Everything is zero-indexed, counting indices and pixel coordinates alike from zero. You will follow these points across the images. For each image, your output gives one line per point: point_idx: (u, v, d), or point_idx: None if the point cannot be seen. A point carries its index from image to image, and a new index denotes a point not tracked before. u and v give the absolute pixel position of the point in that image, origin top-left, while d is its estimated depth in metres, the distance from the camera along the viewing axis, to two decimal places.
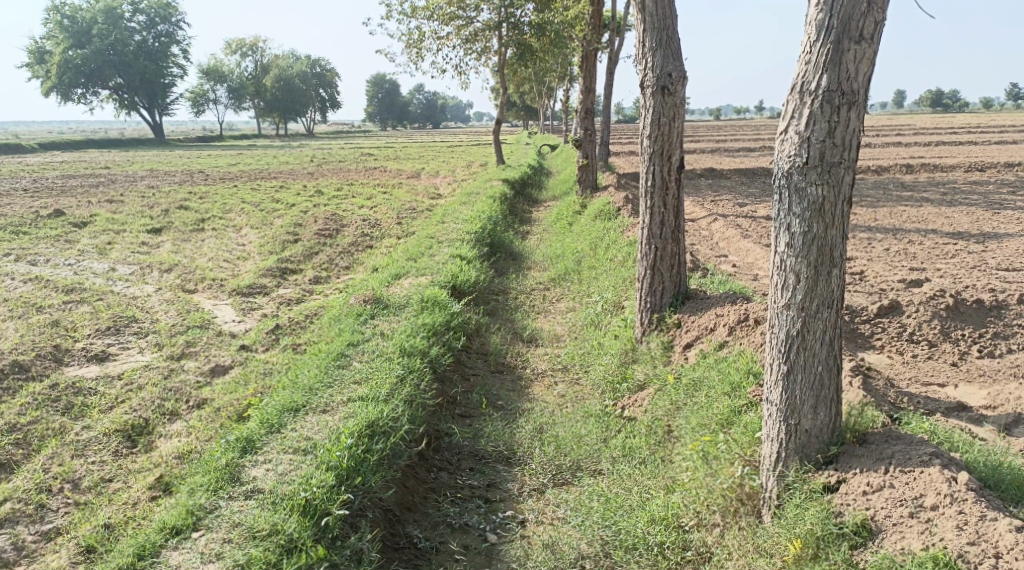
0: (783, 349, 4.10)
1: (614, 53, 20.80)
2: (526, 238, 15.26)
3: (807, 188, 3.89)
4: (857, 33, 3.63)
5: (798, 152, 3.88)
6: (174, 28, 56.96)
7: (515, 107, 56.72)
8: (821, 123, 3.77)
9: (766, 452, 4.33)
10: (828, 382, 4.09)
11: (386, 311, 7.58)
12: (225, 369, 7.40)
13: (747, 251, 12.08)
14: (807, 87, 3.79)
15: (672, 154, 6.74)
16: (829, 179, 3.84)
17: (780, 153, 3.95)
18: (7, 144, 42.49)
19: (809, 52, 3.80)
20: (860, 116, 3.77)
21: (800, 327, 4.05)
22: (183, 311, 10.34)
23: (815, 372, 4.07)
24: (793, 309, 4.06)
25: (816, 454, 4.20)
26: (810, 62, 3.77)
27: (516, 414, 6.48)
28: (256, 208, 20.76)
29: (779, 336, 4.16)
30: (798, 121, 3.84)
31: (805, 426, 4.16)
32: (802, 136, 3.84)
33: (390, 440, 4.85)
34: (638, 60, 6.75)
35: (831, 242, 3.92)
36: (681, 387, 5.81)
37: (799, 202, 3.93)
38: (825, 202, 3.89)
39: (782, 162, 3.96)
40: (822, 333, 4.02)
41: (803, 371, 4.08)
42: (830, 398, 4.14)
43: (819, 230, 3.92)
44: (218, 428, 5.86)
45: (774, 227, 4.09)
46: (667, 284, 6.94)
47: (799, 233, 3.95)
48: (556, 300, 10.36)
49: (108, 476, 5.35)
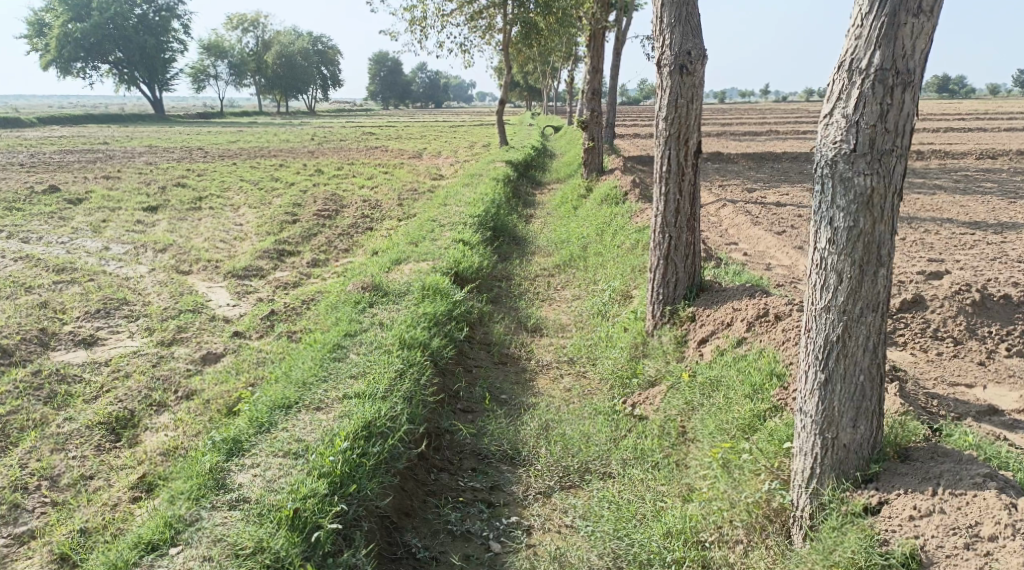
0: (821, 356, 3.82)
1: (622, 32, 20.31)
2: (530, 221, 14.91)
3: (853, 178, 3.61)
4: (916, 5, 3.37)
5: (845, 138, 3.61)
6: (175, 2, 56.17)
7: (519, 88, 56.11)
8: (872, 105, 3.51)
9: (799, 468, 4.04)
10: (869, 392, 3.81)
11: (386, 300, 7.24)
12: (216, 357, 7.09)
13: (758, 238, 11.73)
14: (857, 65, 3.52)
15: (690, 137, 6.36)
16: (879, 168, 3.57)
17: (824, 139, 3.68)
18: (6, 118, 41.98)
19: (858, 28, 3.54)
20: (915, 98, 3.51)
21: (841, 332, 3.77)
22: (176, 294, 10.01)
23: (856, 380, 3.79)
24: (833, 312, 3.77)
25: (853, 472, 3.92)
26: (861, 39, 3.50)
27: (520, 410, 6.17)
28: (254, 187, 20.37)
29: (815, 340, 3.88)
30: (846, 103, 3.57)
31: (843, 440, 3.88)
32: (849, 120, 3.57)
33: (388, 442, 4.54)
34: (655, 37, 6.37)
35: (878, 239, 3.64)
36: (697, 385, 5.50)
37: (844, 194, 3.65)
38: (873, 194, 3.61)
39: (825, 149, 3.69)
40: (865, 339, 3.74)
41: (843, 379, 3.80)
42: (870, 410, 3.85)
43: (865, 226, 3.64)
44: (206, 423, 5.55)
45: (814, 222, 3.81)
46: (682, 275, 6.61)
47: (843, 228, 3.67)
48: (561, 287, 10.03)
49: (89, 473, 5.06)
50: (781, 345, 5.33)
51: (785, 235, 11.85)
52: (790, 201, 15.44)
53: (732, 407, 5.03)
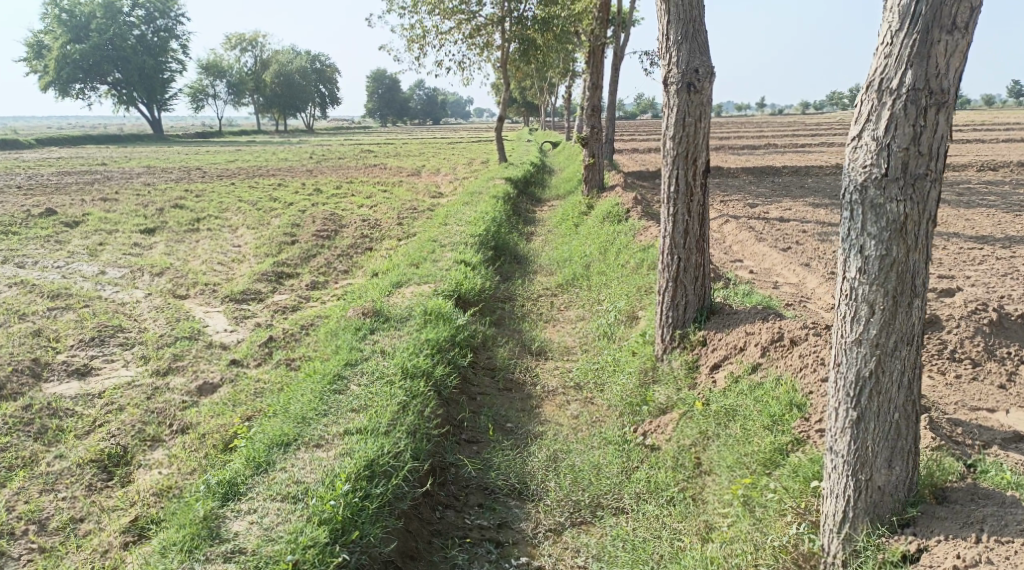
0: (854, 393, 3.75)
1: (620, 48, 20.25)
2: (531, 239, 14.74)
3: (885, 205, 3.54)
4: (950, 21, 3.29)
5: (875, 162, 3.53)
6: (174, 23, 56.28)
7: (516, 104, 56.20)
8: (905, 127, 3.44)
9: (830, 511, 3.94)
10: (904, 428, 3.73)
11: (387, 325, 7.04)
12: (213, 387, 6.89)
13: (763, 255, 11.56)
14: (888, 85, 3.44)
15: (698, 156, 6.21)
16: (913, 195, 3.50)
17: (853, 164, 3.60)
18: (5, 140, 41.91)
19: (887, 47, 3.46)
20: (949, 119, 3.43)
21: (874, 366, 3.70)
22: (173, 320, 9.81)
23: (891, 415, 3.71)
24: (866, 345, 3.70)
25: (889, 515, 3.82)
26: (892, 58, 3.42)
27: (527, 439, 5.97)
28: (253, 207, 20.21)
29: (847, 373, 3.79)
30: (876, 125, 3.50)
31: (878, 481, 3.78)
32: (880, 144, 3.50)
33: (392, 483, 4.34)
34: (661, 54, 6.23)
35: (912, 268, 3.58)
36: (712, 414, 5.30)
37: (875, 221, 3.58)
38: (906, 221, 3.54)
39: (855, 175, 3.61)
40: (900, 373, 3.67)
41: (878, 414, 3.72)
42: (906, 447, 3.77)
43: (899, 254, 3.57)
44: (201, 460, 5.34)
45: (843, 251, 3.74)
46: (692, 298, 6.42)
47: (875, 257, 3.61)
48: (565, 307, 9.84)
49: (79, 516, 4.87)
50: (799, 373, 5.14)
51: (790, 251, 11.68)
52: (793, 216, 15.29)
53: (750, 439, 4.86)
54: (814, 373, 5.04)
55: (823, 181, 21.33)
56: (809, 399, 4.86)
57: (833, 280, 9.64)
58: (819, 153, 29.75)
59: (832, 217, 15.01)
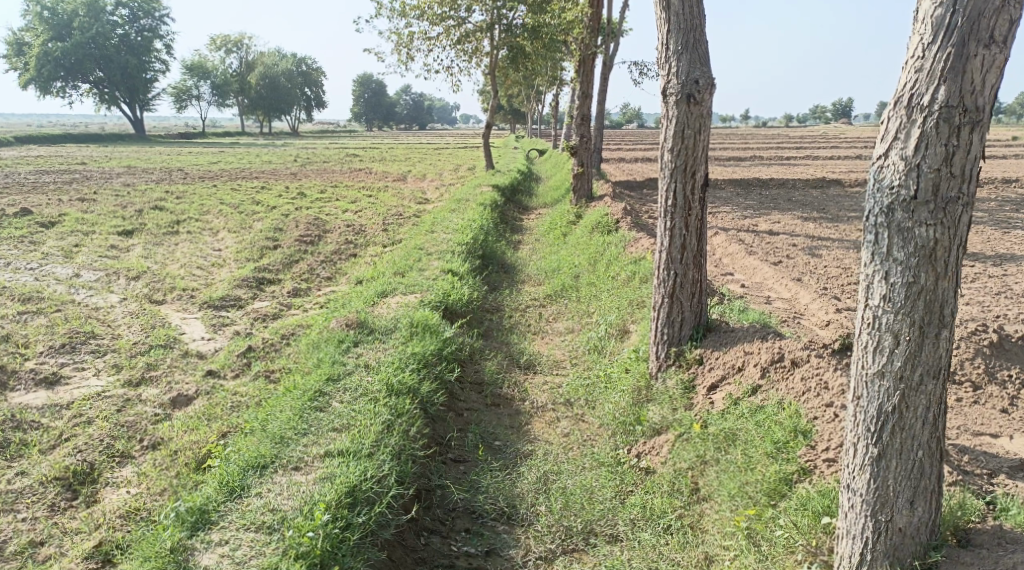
0: (874, 429, 3.59)
1: (610, 58, 20.13)
2: (518, 248, 14.53)
3: (914, 229, 3.38)
4: (987, 34, 3.14)
5: (904, 184, 3.38)
6: (158, 23, 55.63)
7: (503, 111, 56.07)
8: (937, 146, 3.28)
9: (845, 553, 3.77)
10: (928, 467, 3.57)
11: (371, 338, 6.76)
12: (187, 400, 6.60)
13: (754, 269, 11.41)
14: (918, 101, 3.29)
15: (697, 169, 6.02)
16: (943, 219, 3.34)
17: (879, 185, 3.45)
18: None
19: (918, 61, 3.31)
20: (983, 138, 3.27)
21: (897, 402, 3.54)
22: (148, 327, 9.47)
23: (914, 452, 3.55)
24: (890, 378, 3.53)
25: (910, 558, 3.65)
26: (923, 73, 3.26)
27: (516, 460, 5.72)
28: (235, 210, 19.85)
29: (868, 407, 3.63)
30: (905, 143, 3.34)
31: (900, 523, 3.61)
32: (909, 164, 3.34)
33: (375, 511, 4.09)
34: (660, 64, 6.04)
35: (941, 296, 3.42)
36: (710, 438, 5.09)
37: (902, 245, 3.43)
38: (936, 247, 3.38)
39: (882, 195, 3.45)
40: (925, 408, 3.51)
41: (902, 451, 3.56)
42: (929, 487, 3.61)
43: (927, 282, 3.41)
44: (171, 480, 5.05)
45: (867, 278, 3.58)
46: (687, 314, 6.22)
47: (901, 284, 3.45)
48: (553, 319, 9.62)
49: (39, 539, 4.57)
50: (801, 398, 4.95)
51: (782, 265, 11.54)
52: (782, 229, 15.19)
53: (753, 467, 4.64)
54: (818, 398, 4.85)
55: (810, 195, 21.32)
56: (814, 425, 4.67)
57: (826, 296, 9.49)
58: (803, 166, 29.88)
59: (821, 230, 14.94)
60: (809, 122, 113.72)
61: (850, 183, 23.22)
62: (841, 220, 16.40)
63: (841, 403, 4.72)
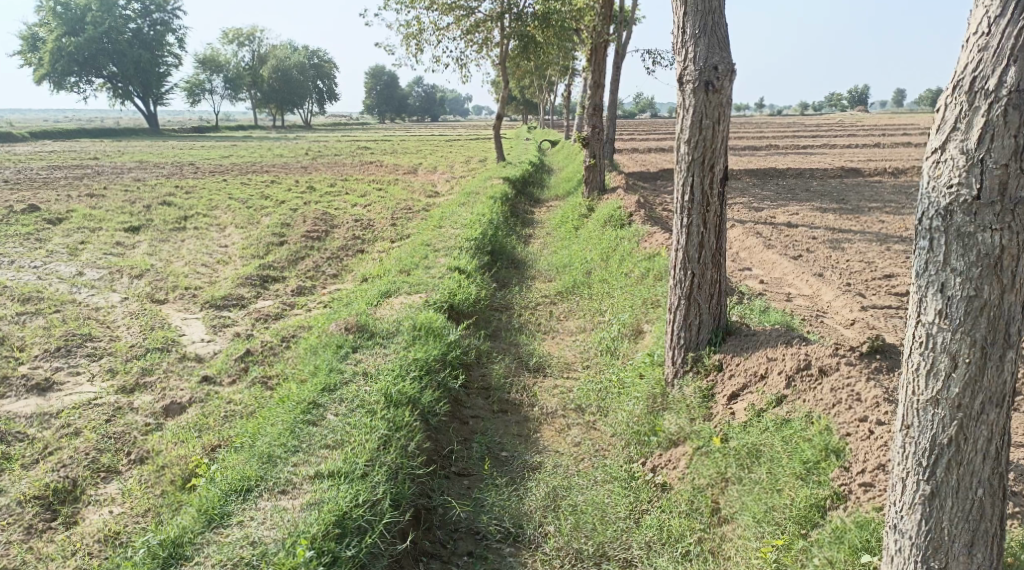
0: (928, 463, 3.31)
1: (622, 47, 19.69)
2: (529, 242, 14.17)
3: (976, 235, 3.08)
4: None
5: (965, 182, 3.07)
6: (170, 16, 55.50)
7: (515, 102, 55.48)
8: (1004, 139, 2.97)
9: None
10: (988, 507, 3.29)
11: (371, 343, 6.42)
12: (180, 408, 6.32)
13: (773, 263, 11.01)
14: (982, 86, 2.97)
15: (716, 162, 5.63)
16: (1009, 223, 3.03)
17: (936, 183, 3.15)
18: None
19: (983, 39, 2.99)
20: None
21: (955, 433, 3.25)
22: (147, 328, 9.19)
23: (971, 489, 3.27)
24: (946, 406, 3.24)
25: None
26: (989, 53, 2.95)
27: (524, 473, 5.39)
28: (243, 205, 19.60)
29: (919, 437, 3.35)
30: (966, 135, 3.04)
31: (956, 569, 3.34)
32: (972, 158, 3.03)
33: (365, 542, 3.79)
34: (676, 50, 5.64)
35: (1005, 313, 3.11)
36: (731, 454, 4.72)
37: (962, 255, 3.13)
38: (1001, 256, 3.07)
39: (938, 195, 3.15)
40: (986, 439, 3.22)
41: (958, 490, 3.28)
42: (989, 530, 3.32)
43: (991, 297, 3.10)
44: (156, 500, 4.77)
45: (919, 292, 3.29)
46: (706, 317, 5.83)
47: (961, 299, 3.15)
48: (565, 317, 9.27)
49: (12, 566, 4.30)
50: (830, 410, 4.58)
51: (801, 259, 11.13)
52: (801, 221, 14.73)
53: (780, 489, 4.30)
54: (850, 412, 4.48)
55: (829, 185, 20.80)
56: (846, 443, 4.30)
57: (849, 292, 9.09)
58: (821, 155, 29.27)
59: (841, 222, 14.47)
60: (825, 110, 112.34)
61: (870, 172, 22.65)
62: (862, 211, 15.91)
63: (876, 417, 4.35)
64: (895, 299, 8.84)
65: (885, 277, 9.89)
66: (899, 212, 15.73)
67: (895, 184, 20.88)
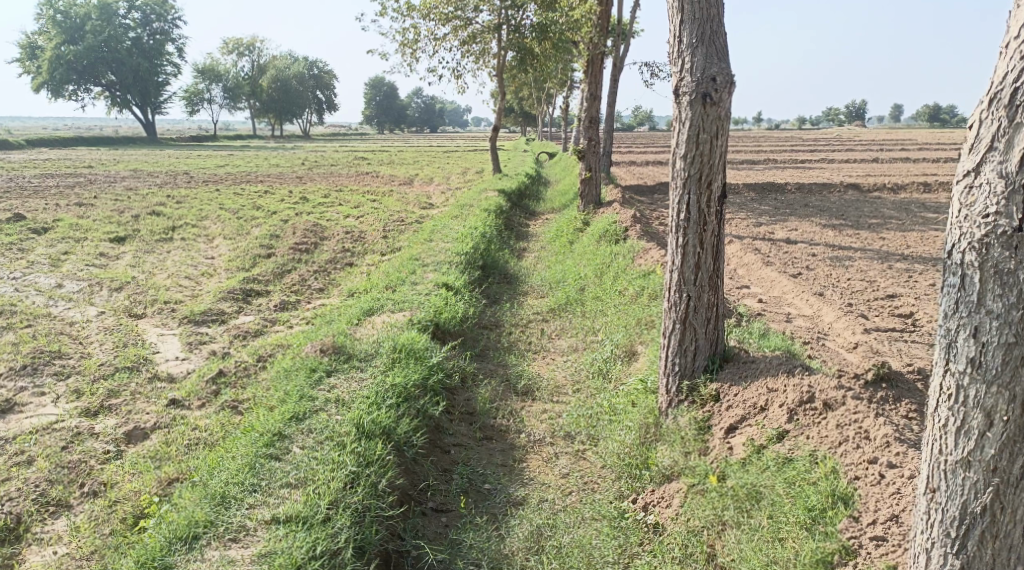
0: (960, 534, 3.09)
1: (619, 59, 19.43)
2: (522, 256, 13.84)
3: (1016, 271, 2.87)
4: None
5: (1004, 210, 2.86)
6: (170, 25, 55.31)
7: (513, 113, 55.42)
8: None
9: None
10: None
11: (347, 366, 6.04)
12: (142, 434, 5.98)
13: (772, 281, 10.69)
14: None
15: (713, 179, 5.29)
16: None
17: (971, 210, 2.95)
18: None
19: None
20: None
21: (991, 503, 3.02)
22: (120, 345, 8.81)
23: (1007, 564, 3.06)
24: (978, 470, 3.03)
25: None
26: None
27: (507, 508, 5.03)
28: (234, 216, 19.25)
29: (949, 504, 3.13)
30: (1005, 156, 2.86)
31: None
32: (1013, 181, 2.84)
33: None
34: (672, 60, 5.33)
35: None
36: (728, 495, 4.36)
37: (999, 293, 2.92)
38: None
39: (972, 225, 2.96)
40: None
41: (992, 564, 3.07)
42: None
43: None
44: (104, 541, 4.50)
45: (951, 338, 3.07)
46: (701, 342, 5.48)
47: (998, 347, 2.93)
48: (556, 336, 8.91)
49: None
50: (836, 450, 4.23)
51: (801, 277, 10.80)
52: (800, 237, 14.43)
53: (783, 540, 3.95)
54: (858, 451, 4.15)
55: (827, 200, 20.56)
56: (853, 488, 3.97)
57: (851, 313, 8.75)
58: (819, 170, 29.01)
59: (841, 238, 14.17)
60: (823, 125, 112.82)
61: (869, 188, 22.40)
62: (863, 228, 15.60)
63: (886, 459, 4.02)
64: (899, 321, 8.51)
65: (887, 297, 9.57)
66: (900, 229, 15.43)
67: (895, 200, 20.61)
